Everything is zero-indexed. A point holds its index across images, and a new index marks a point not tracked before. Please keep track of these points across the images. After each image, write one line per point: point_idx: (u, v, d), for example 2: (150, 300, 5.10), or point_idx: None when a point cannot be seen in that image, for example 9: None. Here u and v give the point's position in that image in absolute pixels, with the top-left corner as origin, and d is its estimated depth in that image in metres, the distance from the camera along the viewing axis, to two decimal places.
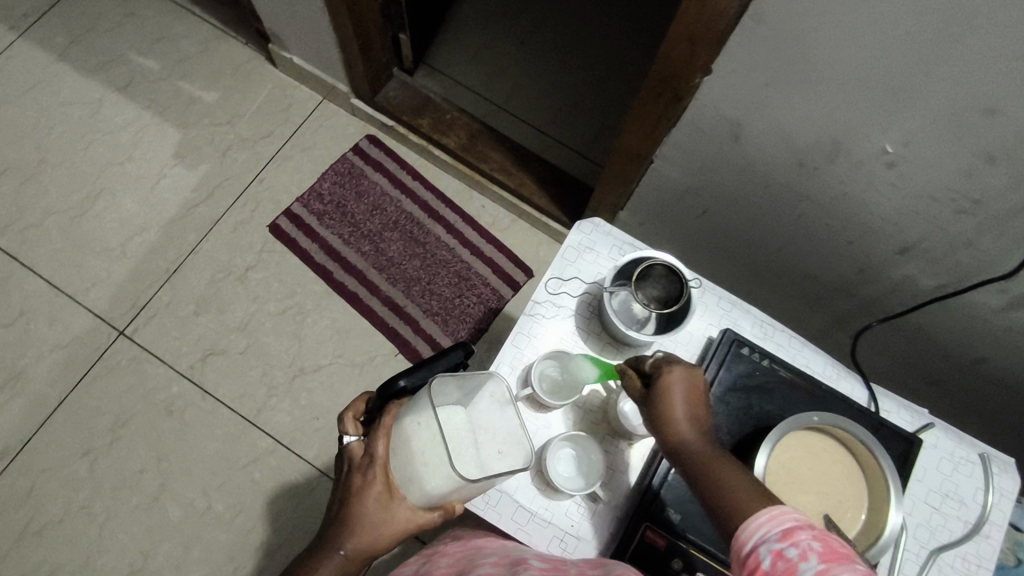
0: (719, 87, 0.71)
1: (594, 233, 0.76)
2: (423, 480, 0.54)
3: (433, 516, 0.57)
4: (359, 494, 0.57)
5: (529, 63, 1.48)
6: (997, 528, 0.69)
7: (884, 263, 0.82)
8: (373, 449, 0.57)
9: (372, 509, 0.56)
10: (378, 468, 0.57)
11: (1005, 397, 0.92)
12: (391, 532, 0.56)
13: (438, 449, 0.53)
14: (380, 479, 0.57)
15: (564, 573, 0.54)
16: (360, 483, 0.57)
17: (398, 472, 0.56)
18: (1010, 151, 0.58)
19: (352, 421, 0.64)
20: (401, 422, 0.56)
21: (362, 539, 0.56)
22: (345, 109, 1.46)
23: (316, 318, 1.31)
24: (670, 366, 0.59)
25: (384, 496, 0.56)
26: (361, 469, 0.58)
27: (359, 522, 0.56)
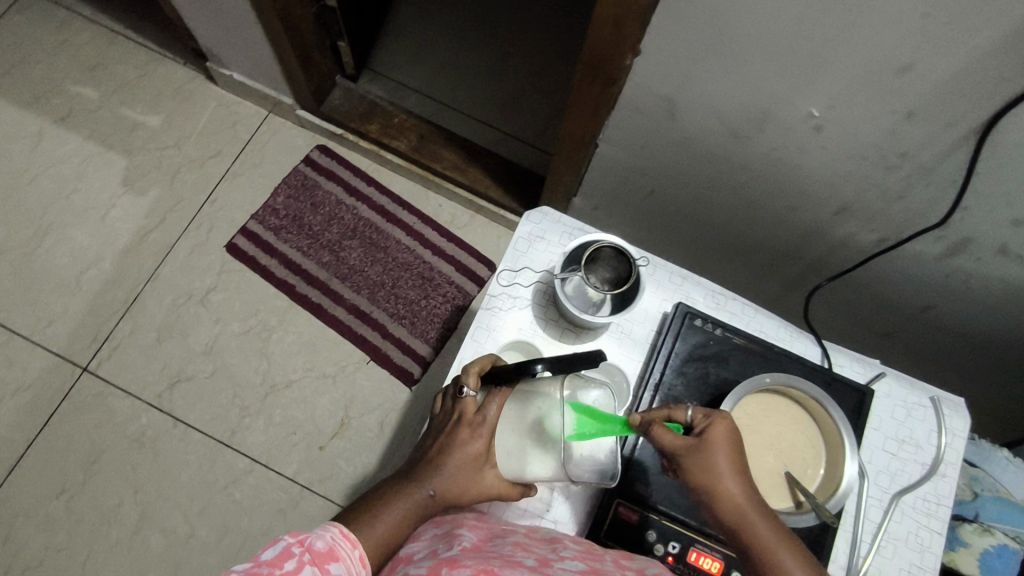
0: (649, 67, 0.72)
1: (544, 222, 0.77)
2: (531, 457, 0.59)
3: (515, 493, 0.61)
4: (464, 446, 0.59)
5: (473, 59, 1.49)
6: (953, 466, 0.72)
7: (826, 224, 0.85)
8: (487, 411, 0.61)
9: (469, 463, 0.59)
10: (485, 430, 0.60)
11: (953, 341, 0.96)
12: (478, 492, 0.59)
13: (551, 442, 0.57)
14: (486, 440, 0.60)
15: (603, 560, 0.54)
16: (468, 436, 0.60)
17: (505, 441, 0.60)
18: (928, 106, 0.61)
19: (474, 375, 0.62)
20: (527, 398, 0.60)
21: (453, 490, 0.58)
22: (292, 121, 1.44)
23: (282, 334, 1.30)
24: (715, 420, 0.55)
25: (482, 458, 0.60)
26: (471, 423, 0.60)
27: (455, 470, 0.59)
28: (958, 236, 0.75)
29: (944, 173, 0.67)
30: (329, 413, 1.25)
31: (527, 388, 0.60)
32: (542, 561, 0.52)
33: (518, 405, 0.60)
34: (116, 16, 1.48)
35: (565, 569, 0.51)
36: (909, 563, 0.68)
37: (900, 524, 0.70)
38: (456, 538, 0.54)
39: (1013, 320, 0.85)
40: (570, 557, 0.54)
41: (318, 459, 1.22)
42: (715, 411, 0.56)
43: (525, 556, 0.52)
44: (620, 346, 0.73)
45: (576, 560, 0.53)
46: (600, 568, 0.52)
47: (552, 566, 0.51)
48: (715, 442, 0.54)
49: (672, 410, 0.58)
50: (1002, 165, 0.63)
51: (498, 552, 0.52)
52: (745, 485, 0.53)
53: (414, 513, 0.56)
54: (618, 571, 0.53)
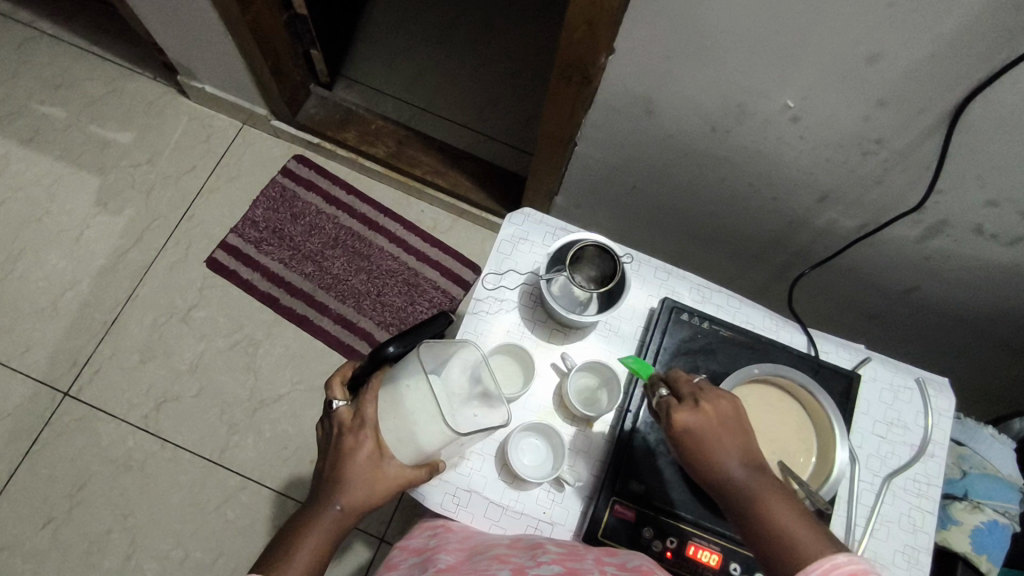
0: (623, 64, 0.72)
1: (526, 223, 0.77)
2: (416, 432, 0.55)
3: (421, 472, 0.59)
4: (353, 453, 0.56)
5: (448, 63, 1.48)
6: (941, 446, 0.73)
7: (806, 212, 0.85)
8: (364, 411, 0.57)
9: (365, 466, 0.55)
10: (369, 427, 0.57)
11: (934, 321, 0.97)
12: (385, 488, 0.56)
13: (430, 408, 0.55)
14: (373, 437, 0.56)
15: (582, 559, 0.54)
16: (353, 442, 0.56)
17: (390, 431, 0.56)
18: (899, 93, 0.61)
19: (338, 388, 0.62)
20: (390, 382, 0.57)
21: (356, 495, 0.55)
22: (267, 132, 1.43)
23: (268, 348, 1.28)
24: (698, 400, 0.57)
25: (375, 455, 0.56)
26: (352, 428, 0.57)
27: (355, 479, 0.55)
28: (934, 218, 0.76)
29: (919, 158, 0.68)
30: (319, 425, 1.24)
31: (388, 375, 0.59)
32: (518, 570, 0.52)
33: (385, 394, 0.57)
34: (82, 32, 1.45)
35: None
36: (903, 545, 0.69)
37: (892, 506, 0.70)
38: (433, 561, 0.55)
39: (991, 298, 0.87)
40: (547, 561, 0.53)
41: (311, 473, 1.21)
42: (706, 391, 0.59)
43: (499, 568, 0.52)
44: (609, 344, 0.73)
45: (553, 563, 0.53)
46: (578, 568, 0.52)
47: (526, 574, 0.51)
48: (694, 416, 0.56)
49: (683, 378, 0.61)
50: (973, 146, 0.64)
51: (472, 568, 0.52)
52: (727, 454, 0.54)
53: (328, 534, 0.54)
54: (596, 569, 0.52)
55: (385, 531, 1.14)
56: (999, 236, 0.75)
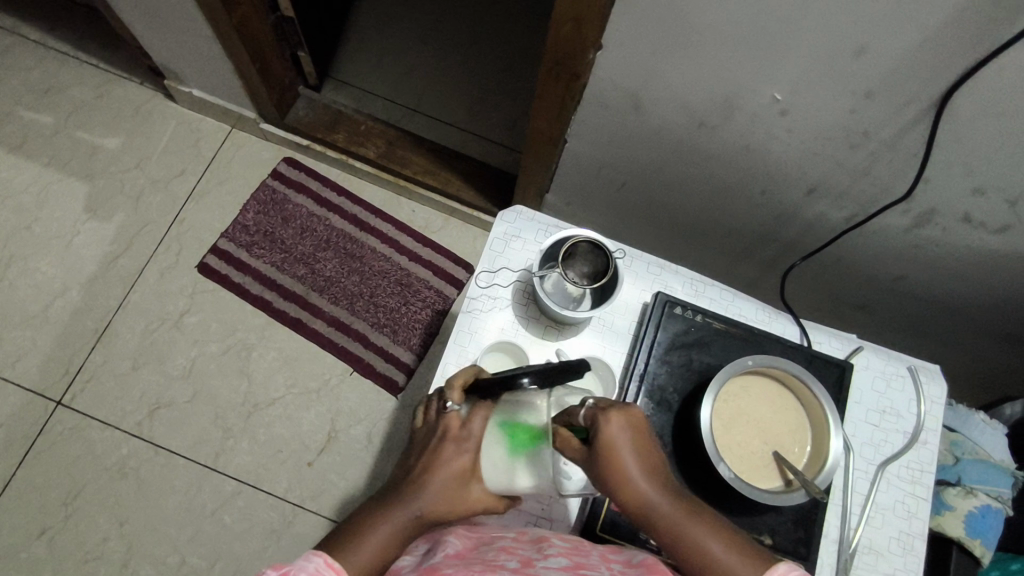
0: (612, 60, 0.72)
1: (519, 220, 0.77)
2: (519, 472, 0.54)
3: (498, 506, 0.57)
4: (451, 462, 0.54)
5: (437, 62, 1.48)
6: (933, 433, 0.74)
7: (795, 205, 0.86)
8: (473, 425, 0.55)
9: (455, 478, 0.53)
10: (474, 446, 0.55)
11: (924, 310, 0.98)
12: (466, 508, 0.54)
13: (541, 457, 0.54)
14: (473, 453, 0.55)
15: (587, 553, 0.54)
16: (454, 450, 0.54)
17: (495, 461, 0.55)
18: (886, 84, 0.62)
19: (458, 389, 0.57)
20: (513, 410, 0.55)
21: (439, 507, 0.52)
22: (256, 135, 1.42)
23: (262, 351, 1.28)
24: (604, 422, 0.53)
25: (471, 476, 0.54)
26: (457, 438, 0.55)
27: (442, 490, 0.53)
28: (922, 208, 0.77)
29: (906, 148, 0.69)
30: (315, 428, 1.24)
31: (508, 401, 0.55)
32: (525, 561, 0.52)
33: (506, 418, 0.55)
34: (66, 39, 1.44)
35: (547, 567, 0.51)
36: (899, 532, 0.70)
37: (886, 493, 0.71)
38: (442, 546, 0.55)
39: (980, 286, 0.87)
40: (554, 554, 0.53)
41: (307, 475, 1.20)
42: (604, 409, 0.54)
43: (507, 559, 0.52)
44: (603, 339, 0.74)
45: (560, 556, 0.53)
46: (584, 562, 0.52)
47: (534, 566, 0.51)
48: (613, 450, 0.52)
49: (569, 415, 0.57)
50: (959, 136, 0.65)
51: (480, 557, 0.52)
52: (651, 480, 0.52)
53: (398, 533, 0.50)
54: (602, 564, 0.52)
55: None
56: (985, 224, 0.76)
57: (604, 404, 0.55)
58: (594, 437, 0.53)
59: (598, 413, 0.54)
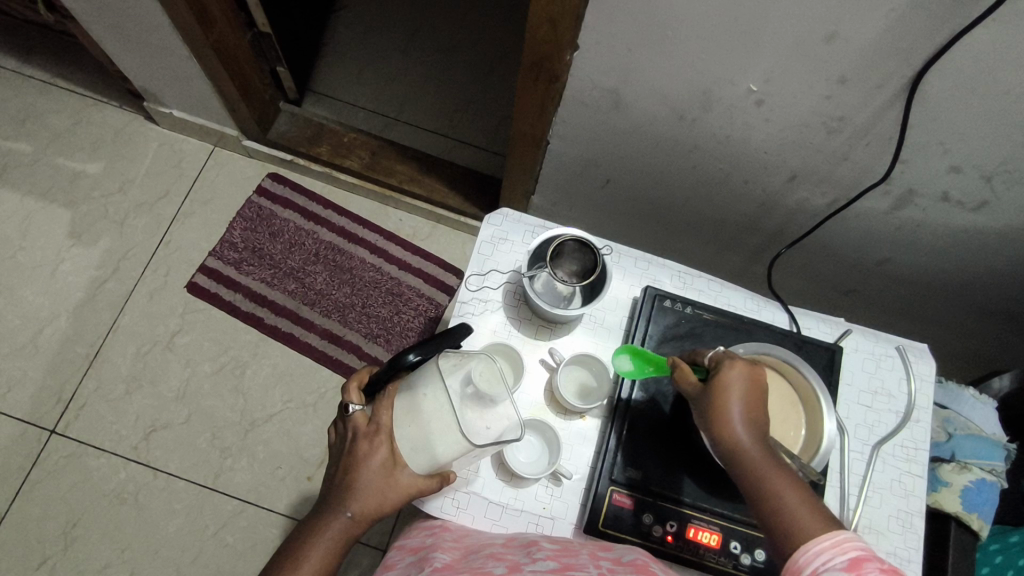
0: (588, 59, 0.73)
1: (505, 223, 0.77)
2: (433, 441, 0.57)
3: (433, 483, 0.59)
4: (367, 459, 0.57)
5: (416, 71, 1.48)
6: (926, 411, 0.75)
7: (777, 193, 0.87)
8: (380, 416, 0.59)
9: (376, 475, 0.57)
10: (384, 434, 0.58)
11: (910, 290, 0.99)
12: (396, 498, 0.57)
13: (448, 419, 0.56)
14: (387, 444, 0.58)
15: (576, 555, 0.55)
16: (368, 448, 0.58)
17: (404, 439, 0.58)
18: (857, 70, 0.63)
19: (355, 392, 0.62)
20: (409, 389, 0.59)
21: (366, 503, 0.56)
22: (239, 152, 1.42)
23: (256, 368, 1.27)
24: (726, 361, 0.58)
25: (388, 463, 0.57)
26: (367, 435, 0.58)
27: (366, 487, 0.56)
28: (901, 190, 0.78)
29: (881, 131, 0.70)
30: (314, 442, 1.23)
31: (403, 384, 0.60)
32: (512, 567, 0.52)
33: (407, 398, 0.59)
34: (42, 66, 1.43)
35: (534, 571, 0.51)
36: (897, 510, 0.71)
37: (883, 472, 0.72)
38: (429, 560, 0.55)
39: (962, 263, 0.89)
40: (543, 558, 0.54)
41: (307, 490, 1.20)
42: (733, 355, 0.59)
43: (495, 566, 0.53)
44: (595, 336, 0.74)
45: (548, 559, 0.54)
46: (573, 563, 0.53)
47: (522, 571, 0.51)
48: (726, 385, 0.57)
49: (699, 355, 0.63)
50: (932, 116, 0.66)
51: (467, 567, 0.52)
52: (750, 423, 0.55)
53: (335, 538, 0.56)
54: (590, 564, 0.53)
55: (387, 542, 1.14)
56: (964, 202, 0.77)
57: (730, 353, 0.59)
58: (713, 375, 0.58)
59: (724, 357, 0.58)
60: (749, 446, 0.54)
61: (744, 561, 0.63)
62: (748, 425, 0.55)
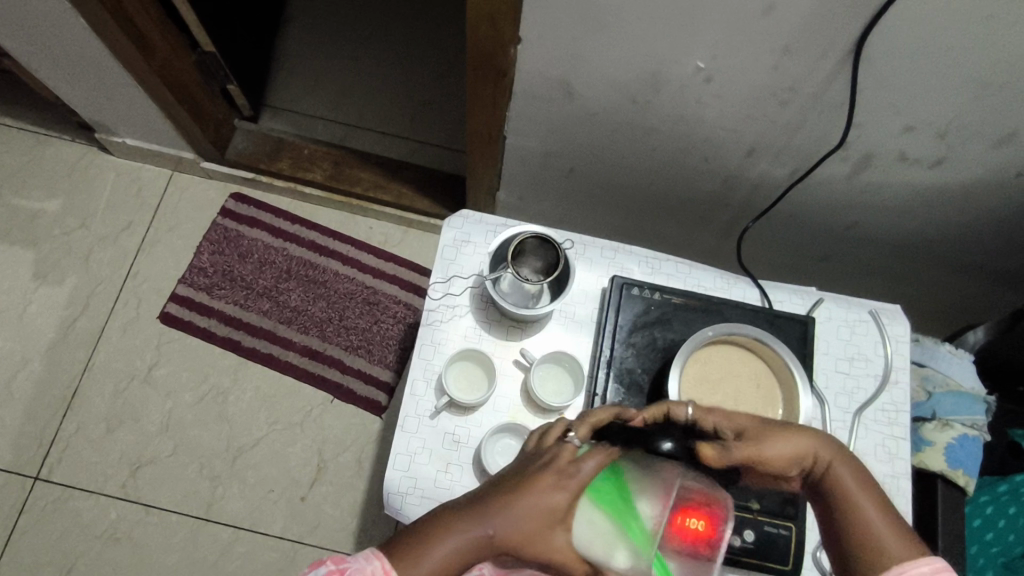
0: (533, 49, 0.72)
1: (466, 225, 0.76)
2: (618, 546, 0.48)
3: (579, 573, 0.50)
4: (544, 496, 0.49)
5: (372, 74, 1.46)
6: (904, 372, 0.75)
7: (738, 168, 0.86)
8: (587, 462, 0.50)
9: (544, 516, 0.49)
10: (577, 481, 0.50)
11: (882, 252, 0.99)
12: (539, 553, 0.49)
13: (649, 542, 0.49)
14: (571, 495, 0.49)
15: None
16: (552, 484, 0.50)
17: (590, 514, 0.49)
18: (799, 40, 0.63)
19: (587, 428, 0.55)
20: (635, 472, 0.51)
21: (511, 538, 0.48)
22: (200, 175, 1.39)
23: (238, 393, 1.25)
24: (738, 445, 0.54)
25: (562, 517, 0.49)
26: (562, 469, 0.50)
27: (524, 521, 0.48)
28: (859, 153, 0.78)
29: (832, 98, 0.70)
30: (304, 462, 1.22)
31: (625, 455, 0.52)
32: None
33: (624, 480, 0.50)
34: None
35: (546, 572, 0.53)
36: (882, 475, 0.71)
37: (866, 438, 0.72)
38: None
39: (926, 221, 0.89)
40: None
41: (303, 510, 1.19)
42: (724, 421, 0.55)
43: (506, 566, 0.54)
44: (569, 332, 0.73)
45: None
46: None
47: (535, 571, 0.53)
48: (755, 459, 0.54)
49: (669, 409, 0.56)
50: (880, 78, 0.65)
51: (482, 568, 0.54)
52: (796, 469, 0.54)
53: (465, 549, 0.47)
54: None
55: None
56: (923, 159, 0.76)
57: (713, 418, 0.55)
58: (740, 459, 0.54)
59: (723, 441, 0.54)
60: (876, 487, 0.52)
61: (735, 544, 0.64)
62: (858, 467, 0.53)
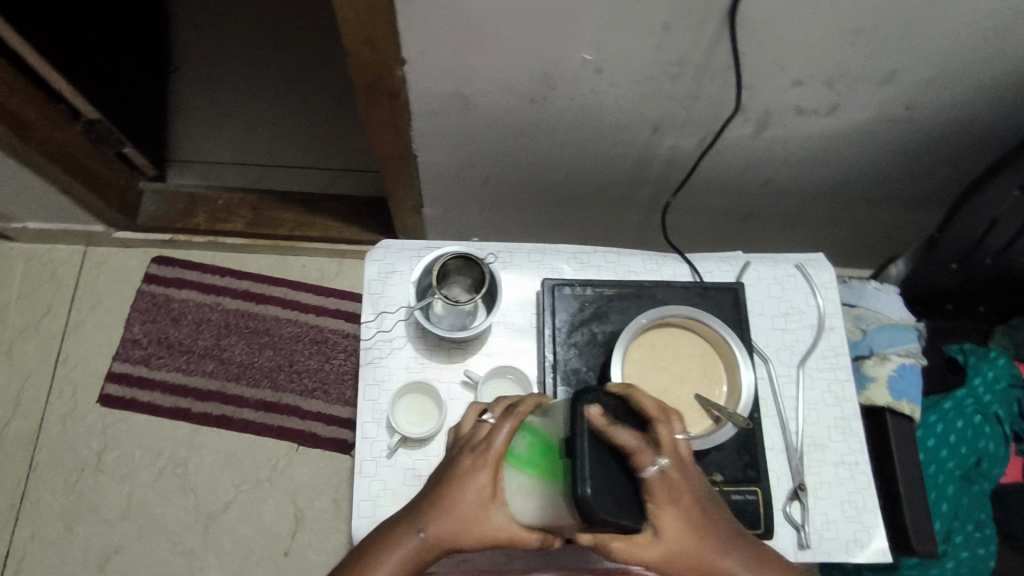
0: (420, 65, 0.71)
1: (388, 255, 0.74)
2: (541, 497, 0.50)
3: (531, 541, 0.53)
4: (465, 482, 0.54)
5: (275, 110, 1.42)
6: (837, 317, 0.77)
7: (648, 146, 0.87)
8: (494, 438, 0.54)
9: (470, 502, 0.53)
10: (491, 456, 0.53)
11: (801, 202, 1.01)
12: (480, 534, 0.53)
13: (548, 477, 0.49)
14: (490, 472, 0.53)
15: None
16: (470, 467, 0.54)
17: (510, 478, 0.53)
18: (674, 17, 0.64)
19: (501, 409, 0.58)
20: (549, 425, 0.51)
21: (445, 529, 0.53)
22: (115, 245, 1.33)
23: (197, 461, 1.21)
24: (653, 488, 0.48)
25: (486, 495, 0.53)
26: (476, 451, 0.54)
27: (454, 512, 0.53)
28: (757, 114, 0.79)
29: (718, 67, 0.71)
30: (280, 516, 1.18)
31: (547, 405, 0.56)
32: None
33: (544, 434, 0.51)
34: None
35: None
36: (835, 420, 0.73)
37: (814, 388, 0.74)
38: None
39: (835, 166, 0.91)
40: None
41: (287, 566, 1.15)
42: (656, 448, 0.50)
43: None
44: (512, 343, 0.72)
45: None
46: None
47: None
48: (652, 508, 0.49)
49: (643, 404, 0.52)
50: (758, 41, 0.67)
51: None
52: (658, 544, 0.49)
53: (404, 555, 0.53)
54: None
55: None
56: (817, 109, 0.79)
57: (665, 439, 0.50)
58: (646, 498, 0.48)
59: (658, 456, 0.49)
60: (737, 570, 0.52)
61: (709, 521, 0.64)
62: (723, 552, 0.52)
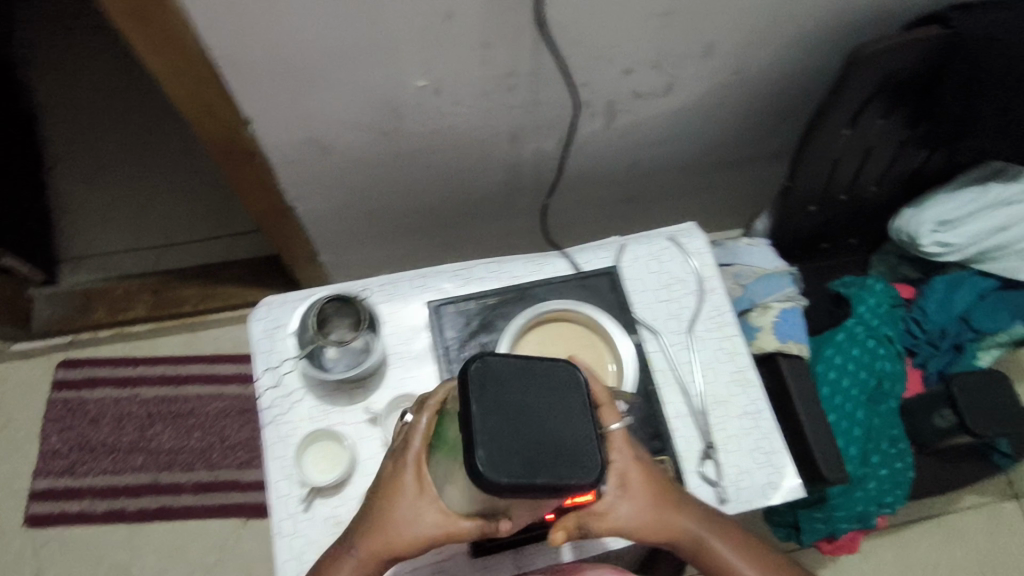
0: (262, 118, 0.73)
1: (272, 312, 0.74)
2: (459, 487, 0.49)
3: (470, 530, 0.51)
4: (392, 483, 0.54)
5: (160, 188, 1.39)
6: (715, 278, 0.80)
7: (513, 154, 0.90)
8: (409, 439, 0.54)
9: (398, 505, 0.54)
10: (410, 455, 0.54)
11: (676, 176, 1.06)
12: (412, 536, 0.53)
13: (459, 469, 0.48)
14: (413, 470, 0.54)
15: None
16: (394, 469, 0.55)
17: (435, 473, 0.53)
18: (489, 33, 0.67)
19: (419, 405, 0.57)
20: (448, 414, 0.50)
21: (376, 542, 0.55)
22: (15, 357, 1.28)
23: (142, 560, 1.16)
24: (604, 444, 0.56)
25: (413, 494, 0.53)
26: (398, 455, 0.55)
27: (384, 521, 0.55)
28: (601, 105, 0.83)
29: (548, 70, 0.74)
30: None
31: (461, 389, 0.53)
32: None
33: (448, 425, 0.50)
34: None
35: None
36: (732, 376, 0.76)
37: (707, 350, 0.77)
38: None
39: (694, 137, 0.96)
40: None
41: None
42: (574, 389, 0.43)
43: None
44: (409, 372, 0.73)
45: None
46: None
47: None
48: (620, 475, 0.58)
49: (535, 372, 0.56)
50: (576, 40, 0.71)
51: None
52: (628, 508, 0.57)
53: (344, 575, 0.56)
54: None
55: None
56: (655, 91, 0.83)
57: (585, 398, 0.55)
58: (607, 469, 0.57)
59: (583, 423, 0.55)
60: (694, 527, 0.61)
61: None
62: (680, 508, 0.60)
